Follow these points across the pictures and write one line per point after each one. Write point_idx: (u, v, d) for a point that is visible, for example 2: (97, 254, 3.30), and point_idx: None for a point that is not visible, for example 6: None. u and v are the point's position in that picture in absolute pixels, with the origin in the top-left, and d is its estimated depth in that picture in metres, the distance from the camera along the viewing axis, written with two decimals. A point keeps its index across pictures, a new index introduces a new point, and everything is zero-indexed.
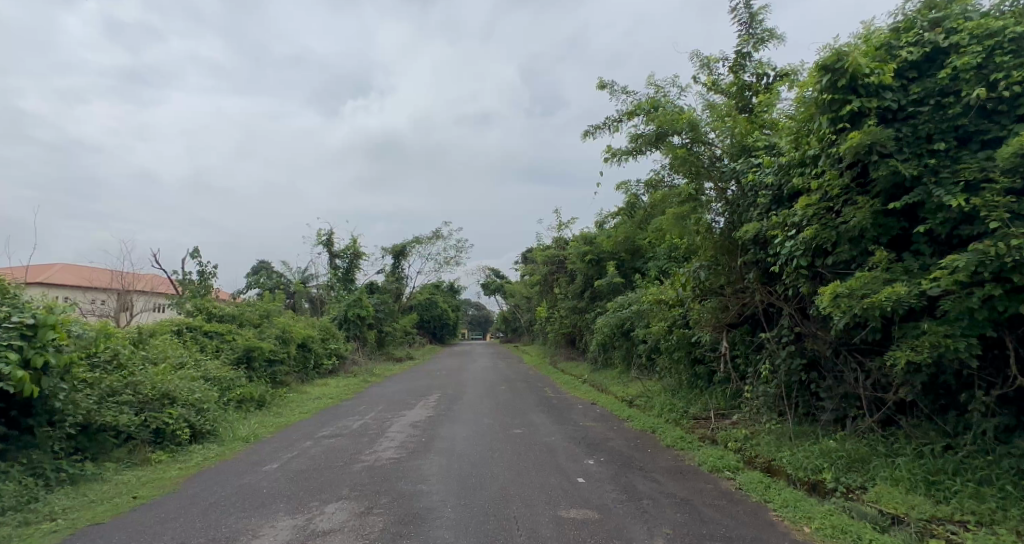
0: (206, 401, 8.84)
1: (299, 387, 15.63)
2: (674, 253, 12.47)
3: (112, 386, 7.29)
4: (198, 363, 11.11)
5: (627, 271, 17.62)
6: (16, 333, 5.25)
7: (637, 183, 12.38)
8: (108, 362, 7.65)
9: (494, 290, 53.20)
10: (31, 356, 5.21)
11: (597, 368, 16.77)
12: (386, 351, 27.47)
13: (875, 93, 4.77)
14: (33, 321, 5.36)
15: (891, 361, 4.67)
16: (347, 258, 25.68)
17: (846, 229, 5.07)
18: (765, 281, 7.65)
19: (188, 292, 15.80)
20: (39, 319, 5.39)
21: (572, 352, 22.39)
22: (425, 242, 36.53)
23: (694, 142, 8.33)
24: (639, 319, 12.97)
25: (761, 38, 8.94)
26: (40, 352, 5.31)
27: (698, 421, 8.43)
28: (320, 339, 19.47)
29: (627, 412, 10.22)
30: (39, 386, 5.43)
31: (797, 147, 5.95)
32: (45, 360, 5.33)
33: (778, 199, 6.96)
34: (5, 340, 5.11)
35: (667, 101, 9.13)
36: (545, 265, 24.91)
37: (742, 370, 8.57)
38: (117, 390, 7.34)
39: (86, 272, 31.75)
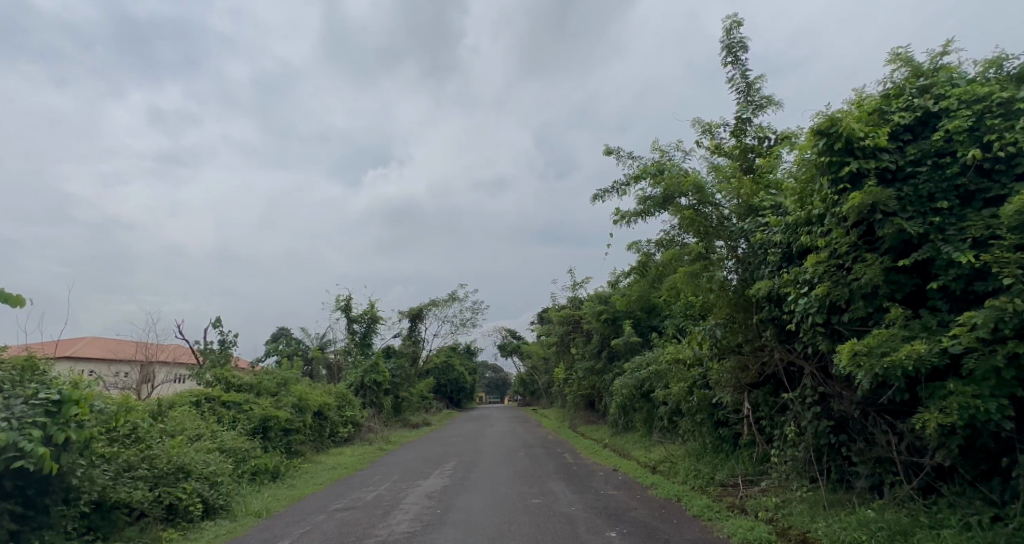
0: (220, 474, 8.74)
1: (314, 457, 15.39)
2: (689, 311, 12.40)
3: (129, 461, 7.27)
4: (214, 434, 11.04)
5: (644, 329, 17.48)
6: (42, 409, 5.30)
7: (648, 242, 12.51)
8: (126, 436, 7.65)
9: (511, 352, 52.77)
10: (53, 432, 5.24)
11: (617, 432, 16.30)
12: (402, 417, 27.08)
13: (872, 154, 4.88)
14: (59, 397, 5.44)
15: (920, 422, 4.50)
16: (365, 323, 25.82)
17: (858, 286, 5.04)
18: (783, 338, 7.54)
19: (208, 361, 15.94)
20: (64, 394, 5.46)
21: (591, 415, 21.87)
22: (441, 305, 36.77)
23: (702, 203, 8.53)
24: (658, 379, 12.73)
25: (759, 105, 9.26)
26: (62, 428, 5.34)
27: (725, 488, 8.08)
28: (337, 406, 19.32)
29: (650, 479, 9.85)
30: (58, 463, 5.42)
31: (802, 206, 6.04)
32: (66, 436, 5.36)
33: (788, 256, 6.97)
34: (30, 416, 5.15)
35: (672, 164, 9.39)
36: (561, 325, 24.82)
37: (768, 432, 8.29)
38: (133, 464, 7.31)
39: (112, 345, 32.30)
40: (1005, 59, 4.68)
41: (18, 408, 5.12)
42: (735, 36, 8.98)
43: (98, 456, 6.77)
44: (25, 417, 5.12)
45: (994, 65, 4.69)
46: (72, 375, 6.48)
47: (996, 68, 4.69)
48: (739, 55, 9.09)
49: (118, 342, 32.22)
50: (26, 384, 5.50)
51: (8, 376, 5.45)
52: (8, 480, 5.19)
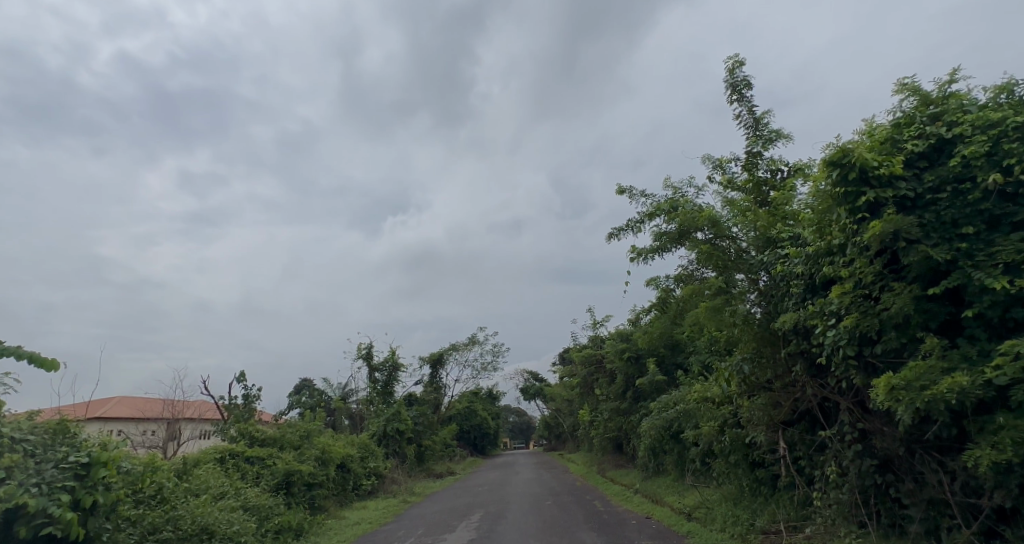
0: (244, 534, 8.61)
1: (338, 513, 15.08)
2: (714, 347, 12.15)
3: (154, 523, 7.19)
4: (239, 492, 10.91)
5: (669, 367, 17.13)
6: (71, 473, 5.27)
7: (667, 277, 12.42)
8: (152, 497, 7.59)
9: (534, 395, 51.92)
10: (82, 497, 5.21)
11: (648, 476, 15.75)
12: (425, 467, 26.57)
13: (889, 183, 4.81)
14: (88, 459, 5.40)
15: (972, 460, 4.27)
16: (386, 371, 25.71)
17: (888, 316, 4.88)
18: (814, 373, 7.30)
19: (232, 417, 15.89)
20: (93, 456, 5.44)
21: (620, 458, 21.24)
22: (462, 349, 36.66)
23: (718, 237, 8.48)
24: (687, 419, 12.36)
25: (768, 138, 9.29)
26: (89, 492, 5.30)
27: (767, 535, 7.67)
28: (360, 457, 19.05)
29: (686, 527, 9.42)
30: (84, 528, 5.37)
31: (821, 236, 5.95)
32: (93, 500, 5.31)
33: (811, 287, 6.83)
34: (59, 481, 5.12)
35: (686, 200, 9.40)
36: (583, 365, 24.47)
37: (808, 473, 7.92)
38: (158, 526, 7.23)
39: (140, 403, 32.56)
40: (1016, 84, 4.63)
41: (49, 473, 5.10)
42: (738, 75, 9.10)
43: (126, 519, 6.72)
44: (55, 482, 5.10)
45: (1005, 90, 4.63)
46: (102, 437, 6.45)
47: (1007, 93, 4.64)
48: (745, 92, 9.19)
49: (146, 400, 32.49)
50: (58, 448, 5.50)
51: (41, 440, 5.46)
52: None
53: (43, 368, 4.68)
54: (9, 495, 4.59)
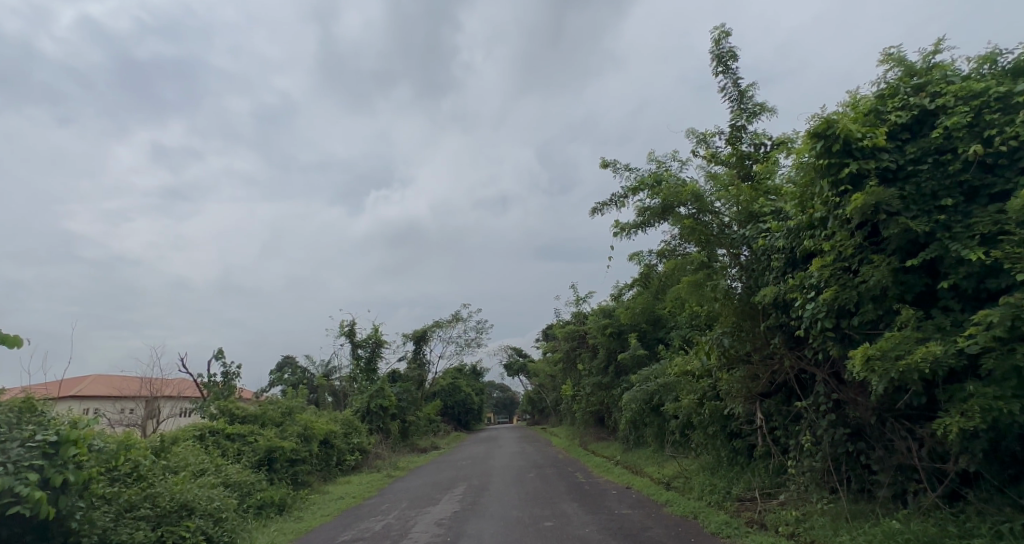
0: (225, 510, 8.57)
1: (321, 487, 15.14)
2: (695, 321, 12.28)
3: (131, 500, 7.13)
4: (219, 468, 10.86)
5: (650, 342, 17.31)
6: (39, 451, 5.15)
7: (649, 253, 12.49)
8: (128, 475, 7.50)
9: (518, 370, 52.35)
10: (51, 475, 5.09)
11: (628, 448, 16.04)
12: (410, 442, 26.77)
13: (871, 155, 4.83)
14: (56, 438, 5.27)
15: (941, 427, 4.36)
16: (369, 347, 25.60)
17: (866, 288, 4.93)
18: (792, 345, 7.42)
19: (212, 394, 15.75)
20: (61, 435, 5.31)
21: (602, 431, 21.57)
22: (446, 325, 36.70)
23: (701, 212, 8.50)
24: (668, 392, 12.55)
25: (752, 111, 9.25)
26: (60, 470, 5.19)
27: (743, 503, 7.85)
28: (343, 433, 19.08)
29: (665, 496, 9.65)
30: (54, 506, 5.29)
31: (803, 210, 6.03)
32: (64, 478, 5.20)
33: (792, 261, 6.90)
34: (26, 460, 5.00)
35: (669, 174, 9.40)
36: (566, 341, 24.65)
37: (783, 443, 8.10)
38: (136, 504, 7.18)
39: (118, 382, 32.08)
40: (999, 55, 4.62)
41: (15, 451, 4.97)
42: (724, 46, 9.00)
43: (100, 497, 6.62)
44: (22, 461, 4.96)
45: (988, 61, 4.62)
46: (72, 415, 6.27)
47: (991, 63, 4.62)
48: (730, 64, 9.10)
49: (123, 378, 32.06)
50: (24, 426, 5.35)
51: (6, 418, 5.31)
52: (4, 527, 5.07)
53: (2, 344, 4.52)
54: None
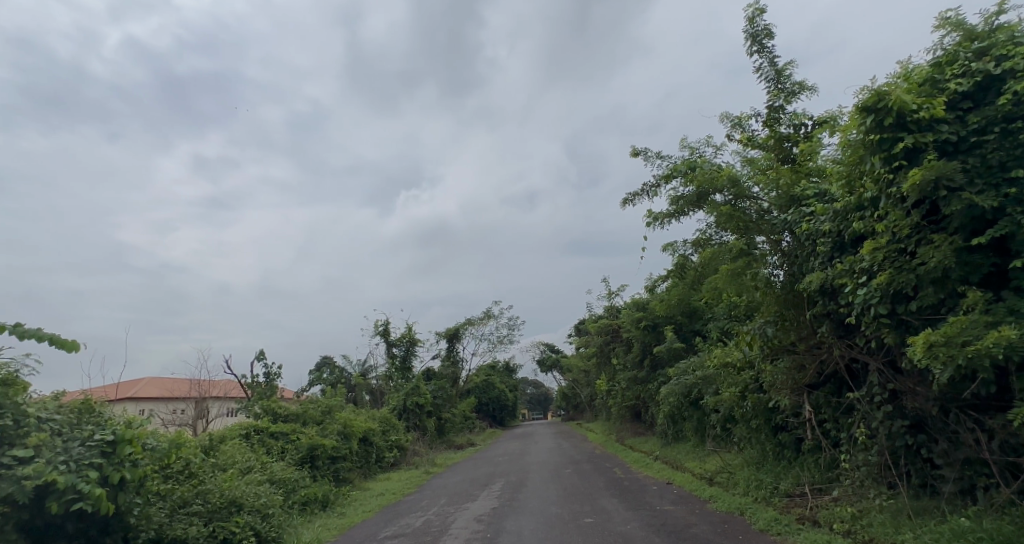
0: (272, 506, 8.70)
1: (362, 484, 15.33)
2: (734, 312, 11.92)
3: (183, 497, 7.32)
4: (264, 466, 11.07)
5: (687, 334, 16.94)
6: (98, 450, 5.25)
7: (684, 243, 12.19)
8: (180, 472, 7.68)
9: (551, 366, 52.16)
10: (109, 473, 5.17)
11: (667, 443, 15.72)
12: (446, 439, 26.91)
13: (928, 127, 4.53)
14: (113, 437, 5.35)
15: (1017, 417, 4.05)
16: (404, 346, 25.85)
17: (925, 270, 4.62)
18: (842, 333, 7.07)
19: (255, 394, 16.13)
20: (118, 434, 5.37)
21: (639, 426, 21.25)
22: (478, 323, 36.81)
23: (739, 199, 8.27)
24: (707, 385, 12.22)
25: (791, 91, 8.86)
26: (117, 469, 5.27)
27: (792, 498, 7.54)
28: (381, 431, 19.30)
29: (708, 491, 9.38)
30: (114, 503, 5.41)
31: (851, 190, 5.75)
32: (121, 476, 5.27)
33: (839, 245, 6.58)
34: (86, 458, 5.10)
35: (704, 160, 9.11)
36: (599, 335, 24.38)
37: (834, 436, 7.75)
38: (188, 500, 7.37)
39: (169, 383, 33.34)
40: None
41: (76, 450, 5.09)
42: (759, 24, 8.65)
43: (154, 494, 6.78)
44: (81, 460, 5.07)
45: None
46: (129, 415, 6.43)
47: None
48: (766, 43, 8.74)
49: (175, 379, 33.31)
50: (84, 427, 5.50)
51: (67, 419, 5.48)
52: (69, 522, 5.22)
53: (63, 348, 4.63)
54: (35, 473, 4.59)
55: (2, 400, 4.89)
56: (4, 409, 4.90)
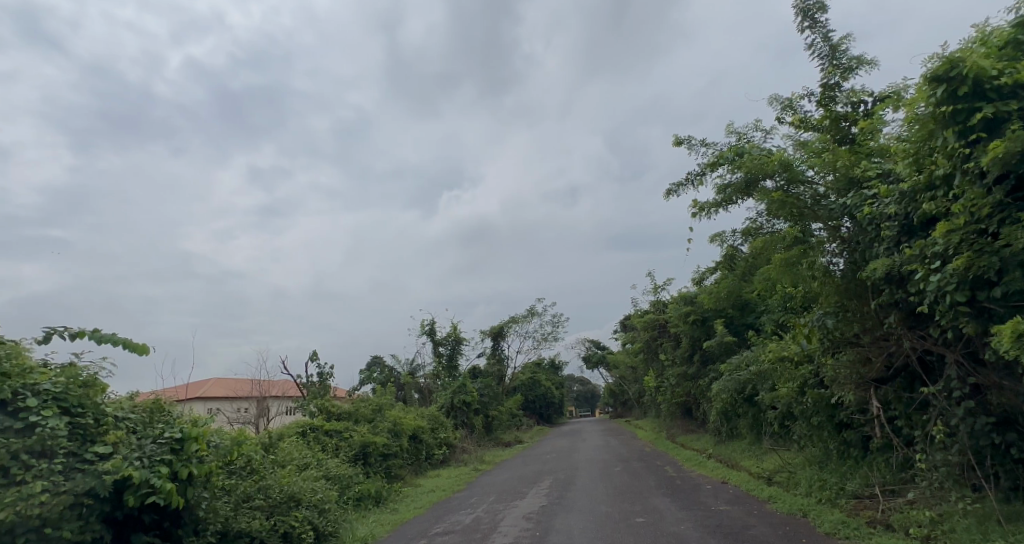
0: (328, 501, 8.86)
1: (413, 481, 15.52)
2: (789, 304, 11.39)
3: (246, 492, 7.52)
4: (320, 462, 11.32)
5: (739, 328, 16.35)
6: (167, 448, 5.38)
7: (733, 233, 11.75)
8: (242, 468, 7.91)
9: (597, 363, 51.61)
10: (178, 469, 5.32)
11: (721, 441, 15.21)
12: (494, 437, 26.98)
13: (1011, 95, 4.13)
14: (180, 435, 5.52)
15: None
16: (450, 345, 26.07)
17: (1011, 253, 4.20)
18: (913, 324, 6.56)
19: (309, 393, 16.57)
20: (185, 432, 5.55)
21: (690, 423, 20.68)
22: (522, 321, 36.77)
23: (792, 183, 7.95)
24: (763, 381, 11.72)
25: (848, 67, 8.33)
26: (184, 465, 5.41)
27: (860, 500, 7.09)
28: (430, 429, 19.51)
29: (767, 492, 8.96)
30: (184, 497, 5.51)
31: (920, 169, 5.31)
32: (189, 471, 5.41)
33: (908, 229, 6.10)
34: (157, 455, 5.26)
35: (752, 146, 8.71)
36: (646, 331, 23.89)
37: (906, 434, 7.24)
38: (251, 495, 7.57)
39: (232, 384, 34.86)
40: None
41: (148, 447, 5.24)
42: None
43: (220, 489, 7.01)
44: (153, 457, 5.23)
45: None
46: (193, 414, 6.64)
47: None
48: (818, 18, 8.24)
49: (238, 379, 34.75)
50: (155, 426, 5.70)
51: (141, 418, 5.71)
52: (144, 515, 5.40)
53: (135, 352, 4.93)
54: (113, 469, 4.75)
55: (82, 400, 5.10)
56: (83, 408, 5.11)
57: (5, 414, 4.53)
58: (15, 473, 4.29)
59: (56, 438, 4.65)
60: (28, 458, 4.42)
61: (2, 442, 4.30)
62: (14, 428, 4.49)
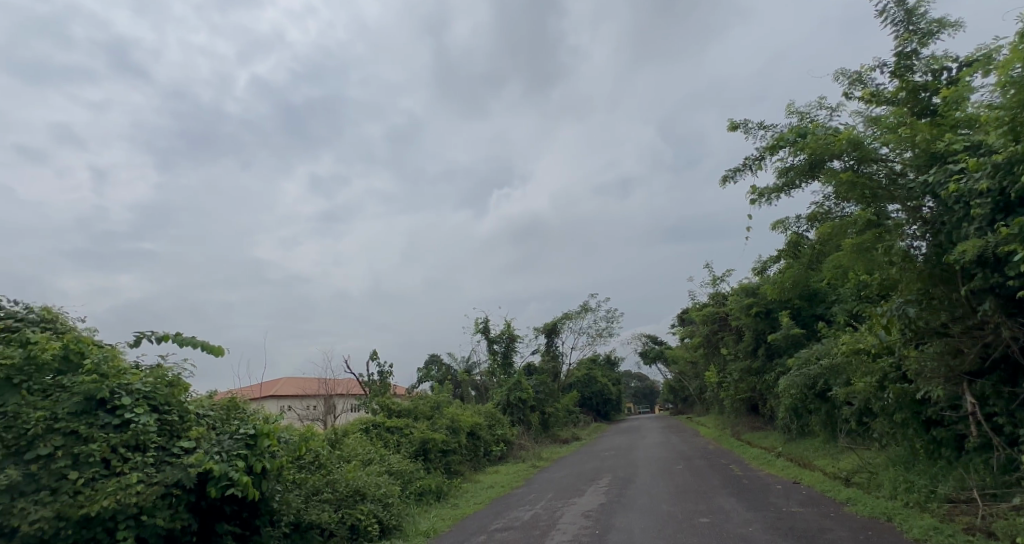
0: (391, 495, 8.99)
1: (473, 477, 15.60)
2: (864, 292, 10.66)
3: (316, 485, 7.66)
4: (383, 458, 11.53)
5: (807, 320, 15.49)
6: (242, 443, 5.54)
7: (797, 219, 11.12)
8: (311, 463, 8.09)
9: (654, 359, 50.48)
10: (253, 463, 5.45)
11: (791, 438, 14.47)
12: (551, 434, 26.82)
13: None
14: (254, 431, 5.68)
15: None
16: (504, 342, 26.09)
17: None
18: (1011, 310, 5.95)
19: (370, 391, 16.95)
20: (258, 428, 5.70)
21: (756, 420, 19.84)
22: (576, 317, 36.40)
23: (862, 163, 7.29)
24: (836, 375, 11.02)
25: (928, 32, 7.63)
26: (259, 459, 5.55)
27: (955, 504, 6.50)
28: (488, 425, 19.58)
29: (845, 493, 8.39)
30: (259, 490, 5.68)
31: (1017, 139, 4.75)
32: (263, 465, 5.55)
33: (1003, 205, 5.51)
34: (233, 450, 5.41)
35: (817, 126, 8.12)
36: (705, 325, 23.09)
37: (1007, 432, 6.57)
38: (320, 488, 7.73)
39: (300, 382, 36.36)
40: None
41: (226, 442, 5.42)
42: None
43: (291, 481, 7.19)
44: (230, 451, 5.38)
45: None
46: (263, 412, 6.79)
47: None
48: None
49: (304, 378, 36.19)
50: (231, 422, 5.90)
51: (219, 415, 5.92)
52: (224, 506, 5.59)
53: (210, 354, 5.43)
54: (196, 462, 4.91)
55: (168, 399, 5.34)
56: (169, 406, 5.36)
57: (104, 412, 4.81)
58: (114, 464, 4.55)
59: (147, 434, 4.90)
60: (124, 451, 4.68)
61: (102, 437, 4.57)
62: (111, 424, 4.75)
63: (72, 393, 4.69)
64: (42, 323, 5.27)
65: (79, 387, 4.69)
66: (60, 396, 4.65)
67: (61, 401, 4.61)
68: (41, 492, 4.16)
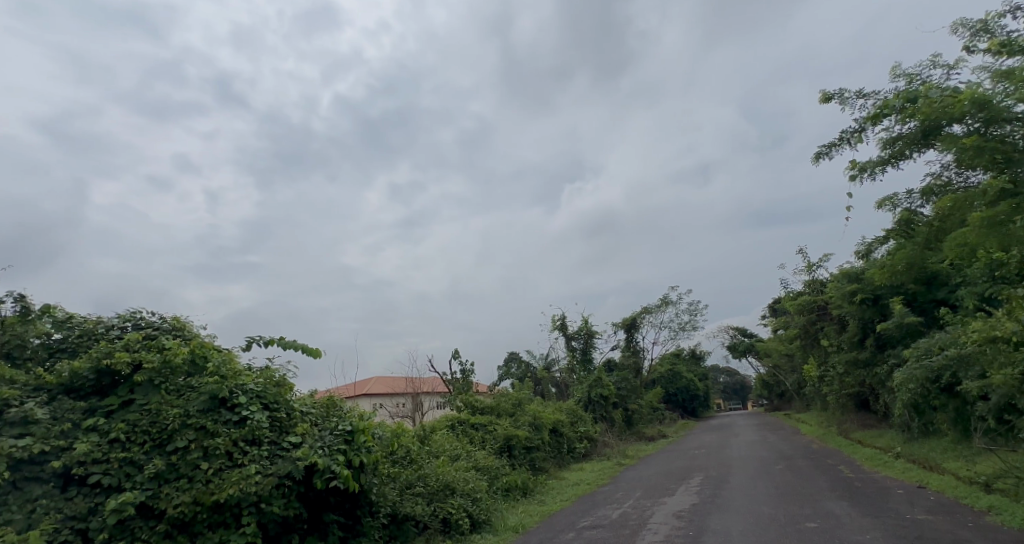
0: (480, 491, 8.91)
1: (558, 473, 15.38)
2: (998, 270, 9.35)
3: (408, 479, 7.74)
4: (469, 454, 11.55)
5: (924, 305, 13.94)
6: (341, 439, 5.63)
7: (908, 194, 9.97)
8: (403, 458, 8.19)
9: (744, 352, 47.92)
10: (352, 457, 5.51)
11: (912, 437, 13.02)
12: (636, 431, 26.07)
13: None
14: (351, 427, 5.75)
15: None
16: (583, 338, 25.66)
17: None
18: None
19: (453, 388, 17.16)
20: (354, 425, 5.76)
21: (866, 416, 18.16)
22: (657, 311, 35.22)
23: (991, 124, 6.28)
24: (965, 367, 9.74)
25: None
26: (357, 453, 5.61)
27: None
28: (570, 423, 19.28)
29: (985, 501, 7.35)
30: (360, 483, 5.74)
31: None
32: (360, 460, 5.60)
33: None
34: (333, 446, 5.48)
35: (930, 87, 7.13)
36: (800, 315, 21.49)
37: None
38: (412, 482, 7.82)
39: (388, 381, 37.82)
40: None
41: (328, 438, 5.51)
42: None
43: (387, 475, 7.33)
44: (330, 446, 5.46)
45: None
46: (359, 409, 6.82)
47: None
48: None
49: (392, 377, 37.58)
50: (331, 419, 6.00)
51: (320, 412, 6.01)
52: (330, 497, 5.69)
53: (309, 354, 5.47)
54: (303, 455, 5.00)
55: (277, 397, 5.48)
56: (278, 404, 5.49)
57: (225, 410, 4.99)
58: (237, 456, 4.70)
59: (260, 429, 5.05)
60: (243, 445, 4.84)
61: (224, 432, 4.74)
62: (232, 421, 4.94)
63: (199, 392, 4.92)
64: (173, 331, 5.54)
65: (205, 387, 4.91)
66: (190, 396, 4.88)
67: (190, 400, 4.84)
68: (181, 479, 4.42)
